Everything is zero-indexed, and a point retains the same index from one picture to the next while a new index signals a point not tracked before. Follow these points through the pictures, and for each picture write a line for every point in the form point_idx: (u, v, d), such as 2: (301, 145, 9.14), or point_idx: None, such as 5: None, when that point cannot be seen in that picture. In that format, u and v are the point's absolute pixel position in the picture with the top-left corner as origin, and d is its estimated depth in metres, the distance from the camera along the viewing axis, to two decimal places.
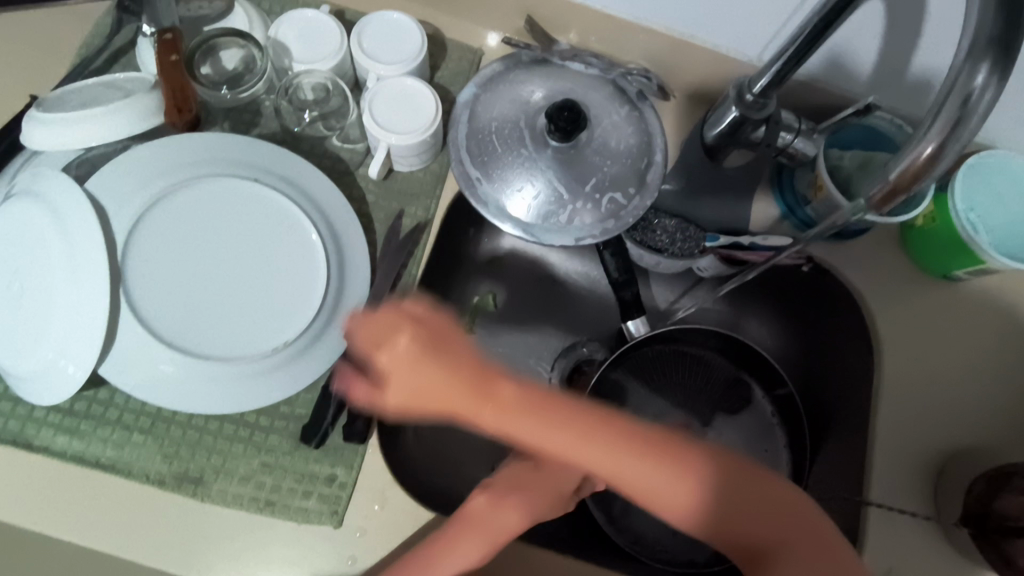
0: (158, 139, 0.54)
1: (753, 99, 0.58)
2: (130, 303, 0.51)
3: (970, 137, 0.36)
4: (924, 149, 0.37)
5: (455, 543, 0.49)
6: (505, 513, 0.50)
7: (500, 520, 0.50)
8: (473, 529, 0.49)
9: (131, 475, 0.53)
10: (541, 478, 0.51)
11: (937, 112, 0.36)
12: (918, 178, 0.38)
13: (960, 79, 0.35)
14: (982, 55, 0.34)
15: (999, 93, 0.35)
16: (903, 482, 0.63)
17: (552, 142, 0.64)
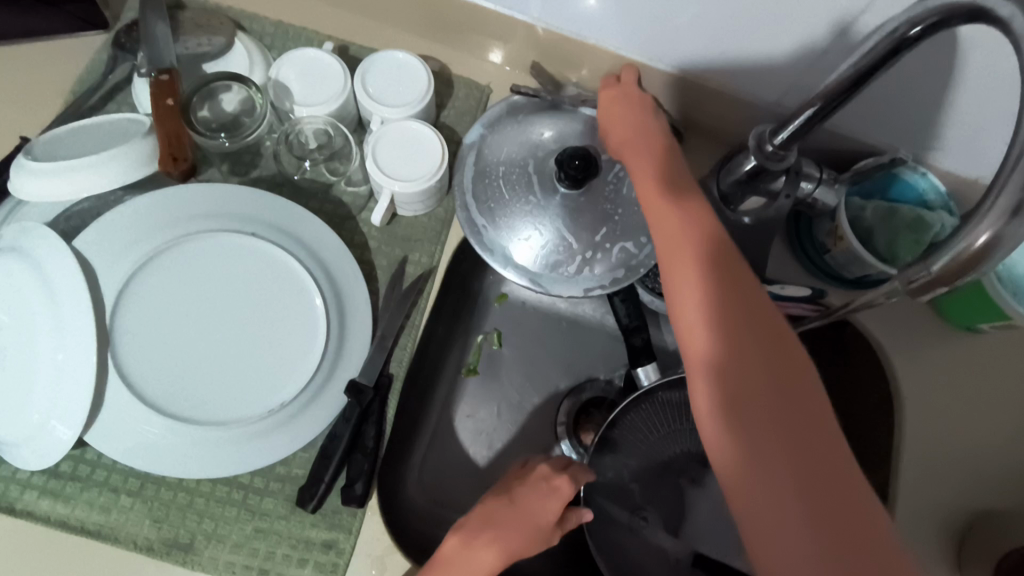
0: (151, 191, 0.52)
1: (773, 150, 0.56)
2: (117, 366, 0.49)
3: None
4: (976, 239, 0.32)
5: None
6: (477, 552, 0.49)
7: (473, 561, 0.48)
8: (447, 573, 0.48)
9: (118, 541, 0.51)
10: (514, 514, 0.51)
11: (989, 201, 0.31)
12: (967, 271, 0.33)
13: (1016, 167, 0.30)
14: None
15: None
16: (923, 548, 0.61)
17: (562, 189, 0.61)
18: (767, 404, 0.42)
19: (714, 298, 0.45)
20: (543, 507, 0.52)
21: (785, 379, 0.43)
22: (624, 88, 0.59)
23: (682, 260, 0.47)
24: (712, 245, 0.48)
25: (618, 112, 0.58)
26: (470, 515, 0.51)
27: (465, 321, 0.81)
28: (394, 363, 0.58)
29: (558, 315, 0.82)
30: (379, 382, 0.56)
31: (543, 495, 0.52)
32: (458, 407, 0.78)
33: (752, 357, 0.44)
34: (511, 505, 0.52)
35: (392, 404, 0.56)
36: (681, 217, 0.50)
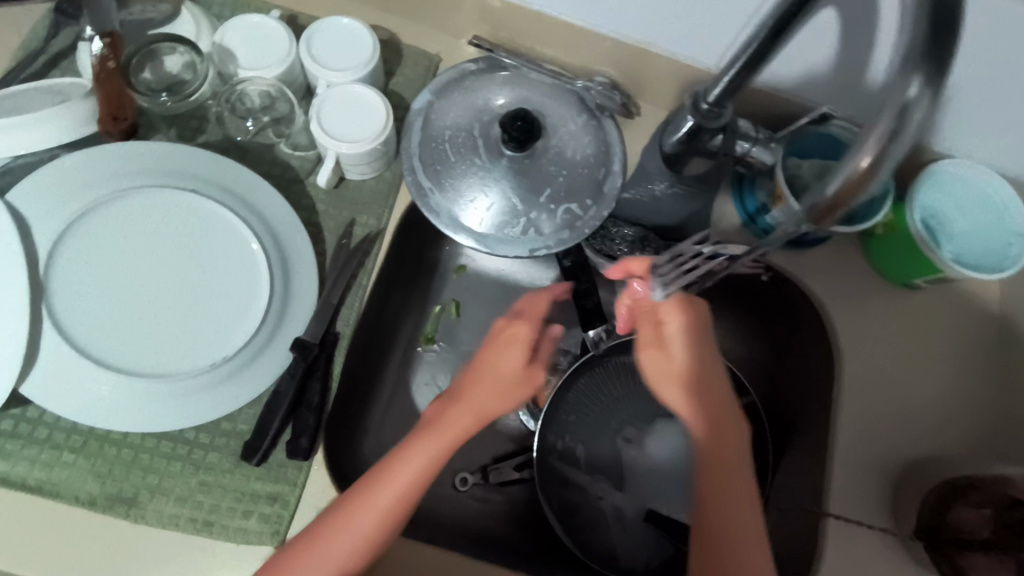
0: (87, 147, 0.53)
1: (708, 108, 0.57)
2: (53, 320, 0.49)
3: (908, 149, 0.33)
4: (862, 159, 0.34)
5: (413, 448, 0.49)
6: (452, 422, 0.51)
7: (446, 430, 0.50)
8: (421, 441, 0.50)
9: (60, 496, 0.51)
10: (480, 380, 0.53)
11: (871, 127, 0.34)
12: (857, 191, 0.34)
13: (894, 89, 0.33)
14: (915, 69, 0.32)
15: (937, 103, 0.33)
16: (861, 495, 0.63)
17: (506, 152, 0.63)
18: (728, 556, 0.47)
19: (730, 505, 0.48)
20: (506, 368, 0.54)
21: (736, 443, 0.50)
22: (688, 314, 0.53)
23: (709, 478, 0.48)
24: (739, 463, 0.49)
25: (665, 315, 0.53)
26: (452, 394, 0.53)
27: (423, 291, 0.82)
28: (341, 322, 0.59)
29: (514, 284, 0.83)
30: (325, 339, 0.57)
31: (504, 350, 0.55)
32: (415, 375, 0.79)
33: (738, 543, 0.47)
34: (480, 375, 0.54)
35: (339, 361, 0.57)
36: (713, 414, 0.50)
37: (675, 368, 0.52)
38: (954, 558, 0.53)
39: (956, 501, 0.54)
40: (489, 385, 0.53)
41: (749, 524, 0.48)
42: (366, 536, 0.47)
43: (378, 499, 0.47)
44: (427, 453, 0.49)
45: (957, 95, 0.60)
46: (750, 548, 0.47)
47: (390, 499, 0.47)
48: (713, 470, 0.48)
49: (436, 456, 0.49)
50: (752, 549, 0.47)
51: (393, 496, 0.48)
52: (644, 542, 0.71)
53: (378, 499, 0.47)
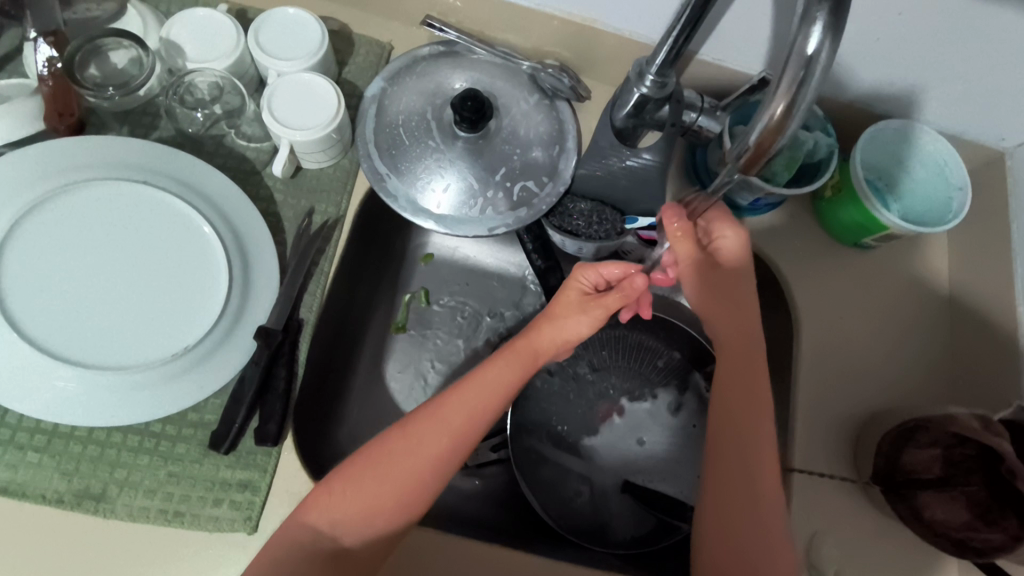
0: (35, 144, 0.52)
1: (653, 79, 0.60)
2: (9, 317, 0.49)
3: (816, 93, 0.37)
4: (777, 107, 0.37)
5: (491, 364, 0.56)
6: (501, 371, 0.55)
7: (500, 379, 0.55)
8: (474, 387, 0.54)
9: (27, 496, 0.51)
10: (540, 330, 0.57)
11: (782, 75, 0.37)
12: (773, 140, 0.39)
13: (799, 40, 0.36)
14: (816, 16, 0.35)
15: (837, 51, 0.36)
16: (823, 447, 0.64)
17: (461, 134, 0.64)
18: (745, 458, 0.55)
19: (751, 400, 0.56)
20: (577, 301, 0.57)
21: (752, 389, 0.56)
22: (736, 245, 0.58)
23: (735, 370, 0.57)
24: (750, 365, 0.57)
25: (719, 253, 0.58)
26: (527, 328, 0.58)
27: (391, 280, 0.82)
28: (304, 309, 0.60)
29: (481, 269, 0.84)
30: (289, 325, 0.57)
31: (571, 296, 0.58)
32: (387, 364, 0.80)
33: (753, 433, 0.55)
34: (550, 314, 0.58)
35: (304, 348, 0.58)
36: (738, 330, 0.58)
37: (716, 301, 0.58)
38: (909, 499, 0.56)
39: (908, 444, 0.57)
40: (565, 318, 0.57)
41: (763, 420, 0.56)
42: (453, 434, 0.52)
43: (441, 439, 0.52)
44: (506, 370, 0.55)
45: (891, 57, 0.62)
46: (765, 442, 0.55)
47: (469, 408, 0.53)
48: (753, 371, 0.57)
49: (514, 379, 0.55)
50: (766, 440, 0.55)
51: (472, 403, 0.53)
52: (624, 514, 0.71)
53: (461, 403, 0.53)
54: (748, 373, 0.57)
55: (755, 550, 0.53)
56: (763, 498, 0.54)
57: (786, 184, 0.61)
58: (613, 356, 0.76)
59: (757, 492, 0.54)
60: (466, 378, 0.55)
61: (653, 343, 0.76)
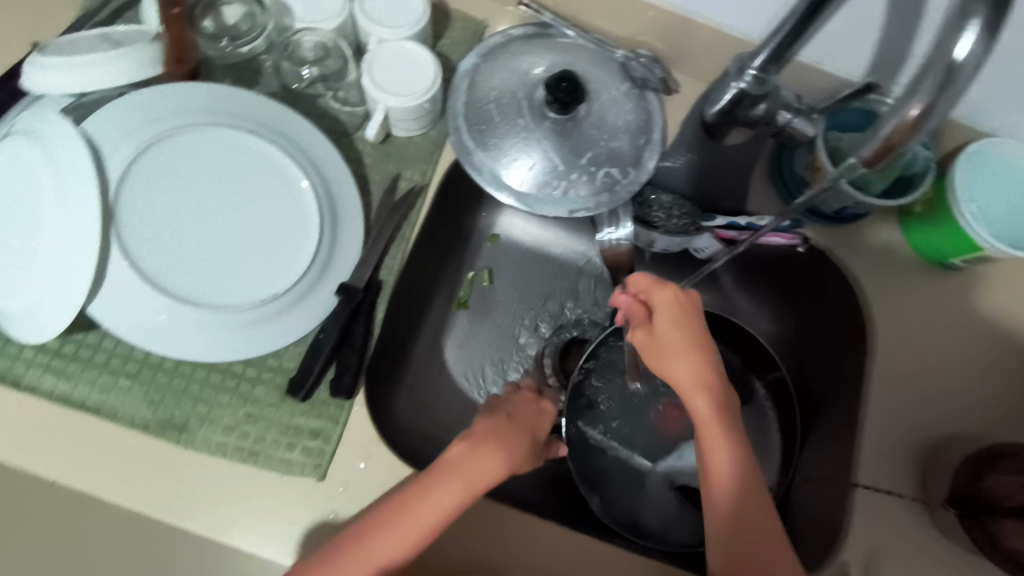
0: (157, 86, 0.54)
1: (754, 76, 0.59)
2: (121, 245, 0.51)
3: (959, 98, 0.36)
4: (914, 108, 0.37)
5: (432, 490, 0.48)
6: (432, 496, 0.48)
7: (426, 509, 0.47)
8: (398, 518, 0.47)
9: (116, 419, 0.54)
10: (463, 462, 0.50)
11: (923, 76, 0.36)
12: (907, 138, 0.38)
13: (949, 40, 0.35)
14: (975, 9, 0.34)
15: (987, 54, 0.35)
16: (889, 464, 0.63)
17: (550, 114, 0.64)
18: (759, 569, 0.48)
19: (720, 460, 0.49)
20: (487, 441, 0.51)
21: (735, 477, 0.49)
22: (674, 304, 0.53)
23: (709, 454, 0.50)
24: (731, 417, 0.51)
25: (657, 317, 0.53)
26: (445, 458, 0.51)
27: (457, 256, 0.83)
28: (383, 271, 0.61)
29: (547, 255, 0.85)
30: (369, 285, 0.59)
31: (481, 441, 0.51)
32: (447, 338, 0.81)
33: (727, 495, 0.49)
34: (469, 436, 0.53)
35: (381, 309, 0.59)
36: (701, 386, 0.51)
37: (694, 369, 0.51)
38: (988, 524, 0.56)
39: (989, 470, 0.57)
40: (487, 448, 0.51)
41: (748, 479, 0.49)
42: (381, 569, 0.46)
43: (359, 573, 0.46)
44: (436, 499, 0.48)
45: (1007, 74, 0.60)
46: (751, 506, 0.49)
47: (399, 537, 0.47)
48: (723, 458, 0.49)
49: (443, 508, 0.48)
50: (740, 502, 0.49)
51: (402, 536, 0.47)
52: (672, 511, 0.71)
53: (403, 527, 0.47)
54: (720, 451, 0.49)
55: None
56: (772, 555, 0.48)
57: (881, 198, 0.60)
58: None
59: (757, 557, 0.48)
60: (397, 504, 0.48)
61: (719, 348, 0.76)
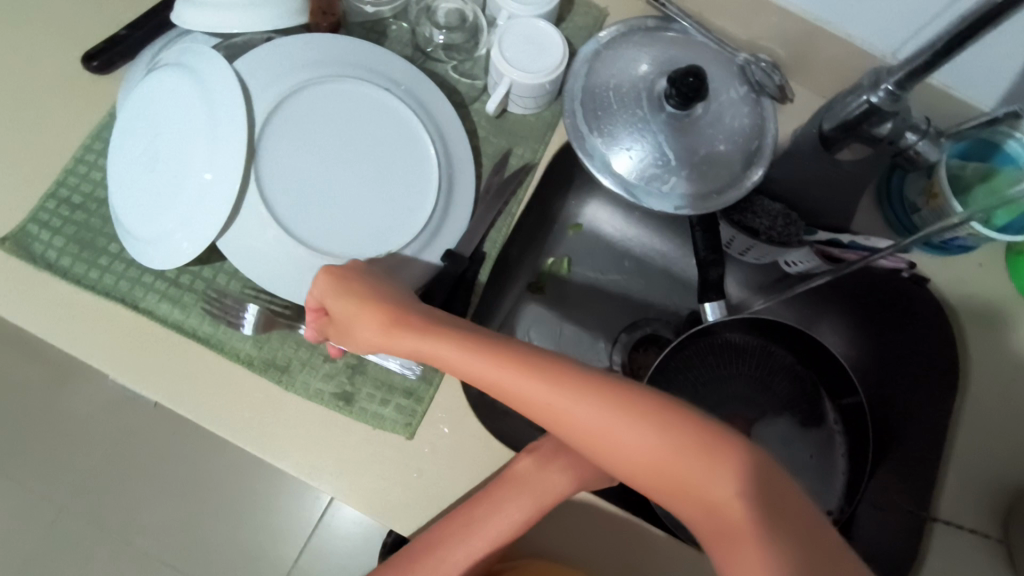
0: (302, 37, 0.55)
1: (888, 92, 0.57)
2: (258, 188, 0.52)
3: None
4: None
5: (501, 502, 0.49)
6: (496, 518, 0.49)
7: (492, 529, 0.49)
8: (463, 539, 0.49)
9: (223, 351, 0.55)
10: (526, 481, 0.50)
11: None
12: None
13: None
14: None
15: None
16: (970, 503, 0.62)
17: (669, 107, 0.64)
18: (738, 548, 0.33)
19: (557, 415, 0.36)
20: (545, 462, 0.50)
21: (600, 423, 0.36)
22: (332, 289, 0.47)
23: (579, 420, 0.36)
24: (540, 360, 0.38)
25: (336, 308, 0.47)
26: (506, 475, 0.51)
27: (541, 240, 0.83)
28: (488, 244, 0.61)
29: (627, 250, 0.86)
30: (475, 255, 0.60)
31: (545, 465, 0.50)
32: (519, 322, 0.81)
33: (595, 438, 0.36)
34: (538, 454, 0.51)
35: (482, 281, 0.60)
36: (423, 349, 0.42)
37: (372, 336, 0.44)
38: None
39: None
40: (555, 467, 0.50)
41: (588, 404, 0.36)
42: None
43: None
44: (504, 519, 0.49)
45: None
46: (612, 421, 0.36)
47: (463, 553, 0.49)
48: (595, 415, 0.36)
49: (506, 529, 0.49)
50: (613, 438, 0.36)
51: (468, 550, 0.49)
52: None
53: (474, 540, 0.49)
54: (582, 408, 0.36)
55: (787, 523, 0.33)
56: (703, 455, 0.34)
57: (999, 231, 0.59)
58: (747, 367, 0.76)
59: (687, 480, 0.34)
60: (466, 519, 0.50)
61: (790, 361, 0.77)
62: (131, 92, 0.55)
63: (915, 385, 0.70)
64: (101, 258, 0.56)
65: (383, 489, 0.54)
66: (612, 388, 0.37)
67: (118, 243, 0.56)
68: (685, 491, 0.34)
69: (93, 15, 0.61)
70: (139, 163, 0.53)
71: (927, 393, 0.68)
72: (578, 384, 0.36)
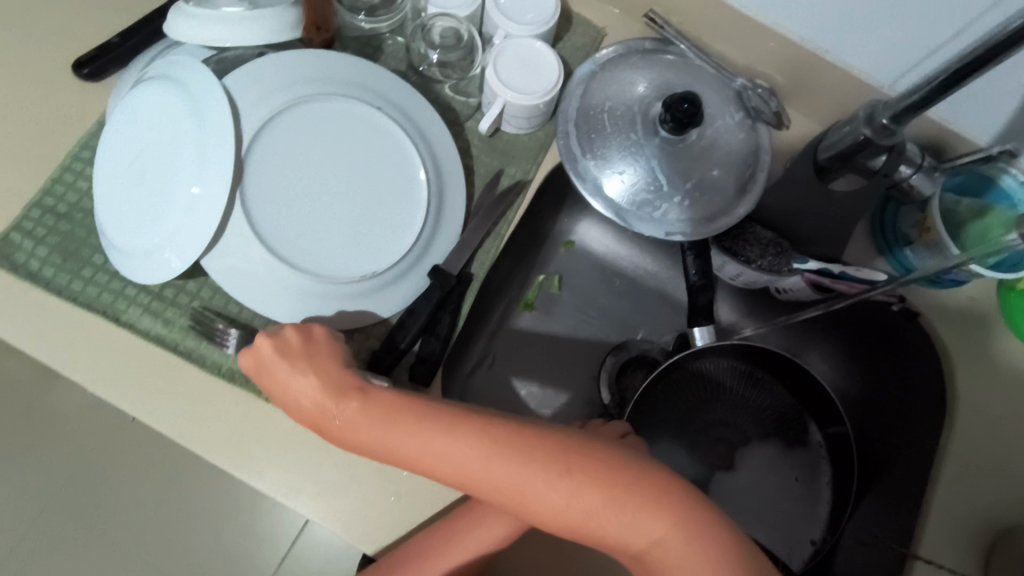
0: (295, 50, 0.55)
1: (885, 124, 0.57)
2: (243, 204, 0.51)
3: None
4: None
5: (477, 519, 0.50)
6: (475, 532, 0.50)
7: (471, 541, 0.50)
8: (441, 550, 0.50)
9: (204, 366, 0.54)
10: None
11: None
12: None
13: None
14: None
15: None
16: (953, 541, 0.62)
17: (663, 132, 0.63)
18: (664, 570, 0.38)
19: (475, 482, 0.39)
20: None
21: (525, 493, 0.38)
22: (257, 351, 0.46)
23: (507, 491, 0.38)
24: (462, 436, 0.39)
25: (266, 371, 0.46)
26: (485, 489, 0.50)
27: (533, 257, 0.83)
28: (476, 264, 0.61)
29: (618, 269, 0.85)
30: (461, 275, 0.59)
31: None
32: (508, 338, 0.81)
33: (526, 501, 0.38)
34: None
35: (469, 302, 0.59)
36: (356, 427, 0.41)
37: (307, 410, 0.43)
38: None
39: None
40: None
41: (511, 474, 0.38)
42: None
43: None
44: (482, 533, 0.50)
45: None
46: (538, 488, 0.38)
47: (442, 563, 0.50)
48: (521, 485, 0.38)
49: (484, 540, 0.50)
50: (548, 501, 0.38)
51: (447, 559, 0.50)
52: None
53: (454, 550, 0.50)
54: (507, 480, 0.38)
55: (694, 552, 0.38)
56: (623, 509, 0.38)
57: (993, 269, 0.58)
58: (734, 393, 0.76)
59: (608, 530, 0.38)
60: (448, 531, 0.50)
61: (778, 389, 0.76)
62: (118, 103, 0.54)
63: (901, 416, 0.70)
64: (84, 269, 0.55)
65: (360, 512, 0.54)
66: (532, 451, 0.38)
67: (102, 254, 0.55)
68: (612, 536, 0.38)
69: (85, 24, 0.61)
70: (124, 175, 0.53)
71: (913, 427, 0.68)
72: (502, 455, 0.38)
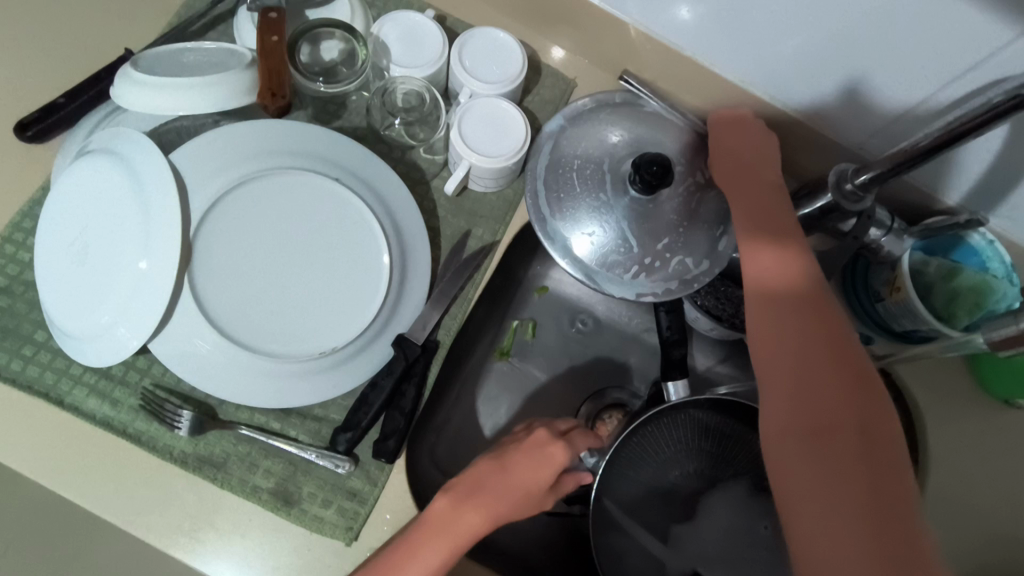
0: (253, 120, 0.53)
1: (852, 189, 0.55)
2: (192, 285, 0.50)
3: None
4: None
5: (419, 549, 0.44)
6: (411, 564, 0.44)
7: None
8: None
9: (155, 449, 0.52)
10: (443, 522, 0.45)
11: None
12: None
13: None
14: None
15: None
16: None
17: (633, 192, 0.60)
18: (866, 456, 0.41)
19: (767, 282, 0.49)
20: (460, 494, 0.47)
21: (811, 335, 0.46)
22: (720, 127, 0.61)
23: (799, 313, 0.47)
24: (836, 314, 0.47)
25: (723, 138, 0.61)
26: (422, 517, 0.46)
27: (504, 305, 0.81)
28: (442, 331, 0.59)
29: (594, 316, 0.81)
30: (426, 345, 0.57)
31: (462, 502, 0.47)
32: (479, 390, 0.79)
33: (793, 338, 0.46)
34: (455, 495, 0.47)
35: (434, 371, 0.57)
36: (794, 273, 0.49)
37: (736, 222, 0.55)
38: None
39: None
40: (471, 506, 0.47)
41: (807, 317, 0.47)
42: None
43: None
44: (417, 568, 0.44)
45: None
46: (816, 333, 0.46)
47: None
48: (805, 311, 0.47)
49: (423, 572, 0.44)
50: (808, 345, 0.45)
51: None
52: None
53: None
54: (786, 306, 0.48)
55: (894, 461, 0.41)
56: (870, 399, 0.43)
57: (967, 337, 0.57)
58: None
59: (842, 396, 0.43)
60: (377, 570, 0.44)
61: None
62: (60, 175, 0.52)
63: None
64: (25, 347, 0.52)
65: None
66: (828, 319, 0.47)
67: (44, 330, 0.53)
68: (842, 389, 0.43)
69: (25, 84, 0.58)
70: (66, 253, 0.50)
71: None
72: (807, 301, 0.47)
